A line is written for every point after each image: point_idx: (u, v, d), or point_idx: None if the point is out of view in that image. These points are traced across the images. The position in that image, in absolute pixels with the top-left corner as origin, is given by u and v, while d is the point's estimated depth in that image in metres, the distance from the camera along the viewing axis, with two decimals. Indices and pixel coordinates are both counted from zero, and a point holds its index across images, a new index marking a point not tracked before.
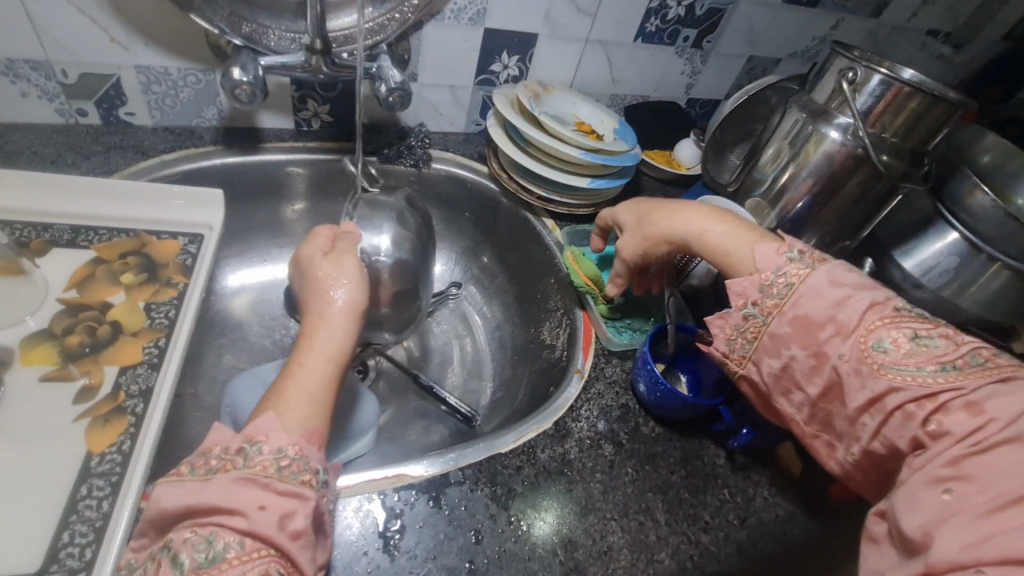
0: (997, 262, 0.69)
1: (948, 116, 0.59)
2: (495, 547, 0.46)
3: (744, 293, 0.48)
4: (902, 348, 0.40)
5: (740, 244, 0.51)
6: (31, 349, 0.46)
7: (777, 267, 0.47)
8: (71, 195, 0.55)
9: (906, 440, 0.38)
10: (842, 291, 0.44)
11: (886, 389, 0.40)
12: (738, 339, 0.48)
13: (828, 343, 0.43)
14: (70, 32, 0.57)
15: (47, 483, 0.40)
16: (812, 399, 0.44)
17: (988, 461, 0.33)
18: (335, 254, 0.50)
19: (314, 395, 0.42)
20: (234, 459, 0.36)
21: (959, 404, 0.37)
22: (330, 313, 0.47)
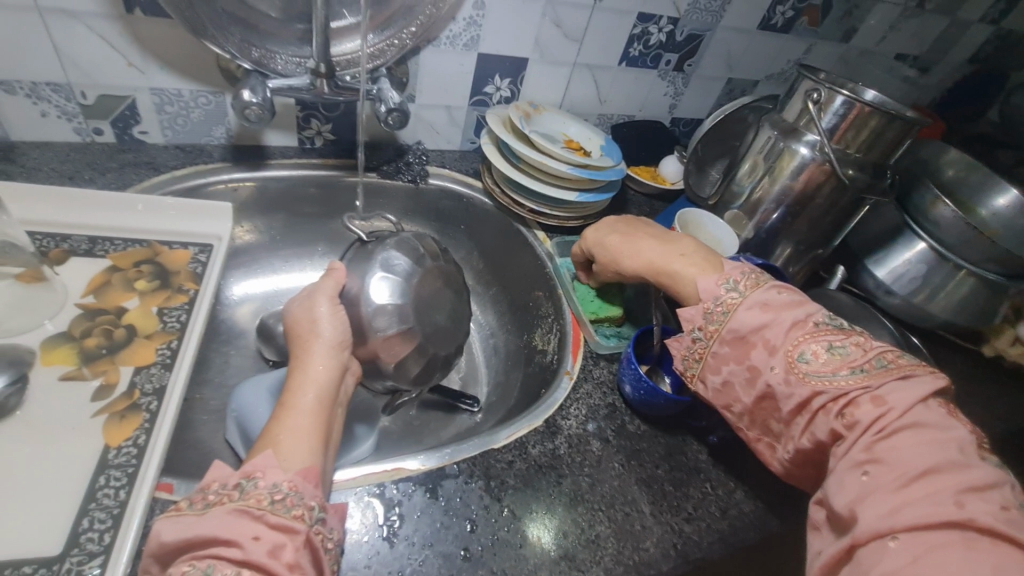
0: (962, 269, 0.74)
1: (905, 133, 0.64)
2: (489, 535, 0.48)
3: (691, 319, 0.52)
4: (821, 358, 0.44)
5: (685, 270, 0.55)
6: (51, 350, 0.49)
7: (713, 297, 0.51)
8: (89, 207, 0.58)
9: (829, 435, 0.43)
10: (764, 316, 0.48)
11: (810, 393, 0.44)
12: (686, 360, 0.53)
13: (760, 358, 0.47)
14: (91, 57, 0.61)
15: (66, 474, 0.43)
16: (750, 408, 0.48)
17: (893, 444, 0.38)
18: (310, 303, 0.54)
19: (304, 432, 0.44)
20: (231, 494, 0.38)
21: (868, 401, 0.41)
22: (310, 358, 0.50)
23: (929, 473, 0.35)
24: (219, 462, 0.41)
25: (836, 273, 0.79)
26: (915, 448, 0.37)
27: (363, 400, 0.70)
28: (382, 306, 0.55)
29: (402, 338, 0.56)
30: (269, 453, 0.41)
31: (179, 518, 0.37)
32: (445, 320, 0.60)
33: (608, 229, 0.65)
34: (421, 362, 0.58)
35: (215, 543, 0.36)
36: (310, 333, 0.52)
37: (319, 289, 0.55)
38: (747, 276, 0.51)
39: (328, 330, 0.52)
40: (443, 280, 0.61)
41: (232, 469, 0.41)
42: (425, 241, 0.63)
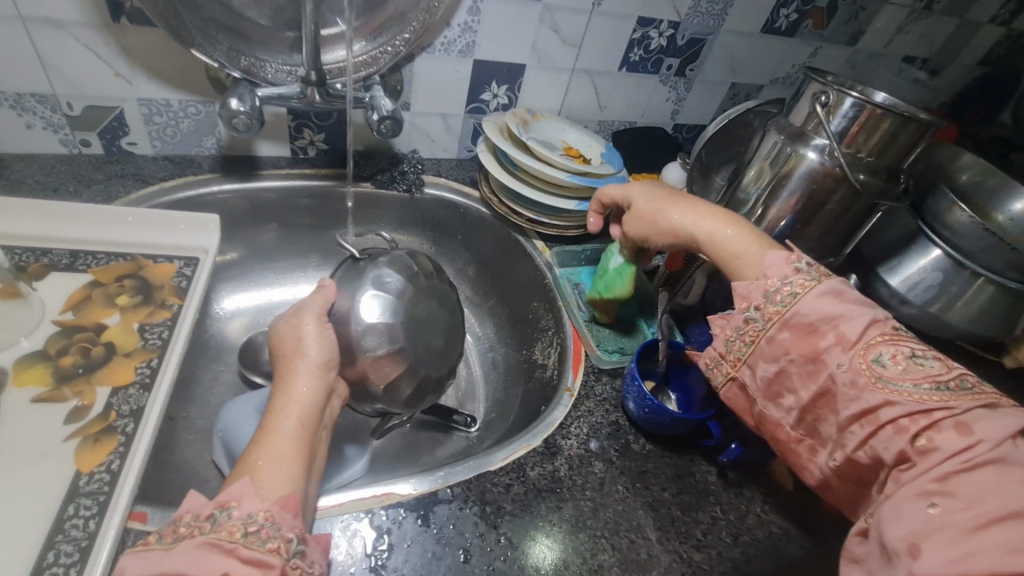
0: (980, 277, 0.71)
1: (919, 136, 0.62)
2: (484, 566, 0.45)
3: (749, 296, 0.48)
4: (899, 365, 0.40)
5: (745, 250, 0.51)
6: (25, 370, 0.47)
7: (783, 276, 0.47)
8: (71, 220, 0.57)
9: (892, 451, 0.38)
10: (841, 307, 0.43)
11: (882, 401, 0.39)
12: (736, 341, 0.48)
13: (828, 352, 0.43)
14: (75, 67, 0.60)
15: (33, 503, 0.40)
16: (802, 404, 0.44)
17: (974, 479, 0.34)
18: (296, 320, 0.52)
19: (285, 458, 0.42)
20: (203, 525, 0.36)
21: (949, 424, 0.37)
22: (293, 378, 0.48)
23: (1015, 517, 0.31)
24: (192, 491, 0.39)
25: (847, 281, 0.75)
26: (1002, 486, 0.33)
27: (356, 419, 0.67)
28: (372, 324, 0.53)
29: (393, 355, 0.54)
30: (246, 480, 0.39)
31: (146, 553, 0.35)
32: (439, 337, 0.57)
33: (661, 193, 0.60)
34: (413, 382, 0.55)
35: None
36: (298, 350, 0.49)
37: (304, 305, 0.53)
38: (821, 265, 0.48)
39: (314, 349, 0.50)
40: (435, 298, 0.58)
41: (206, 499, 0.38)
42: (419, 259, 0.61)
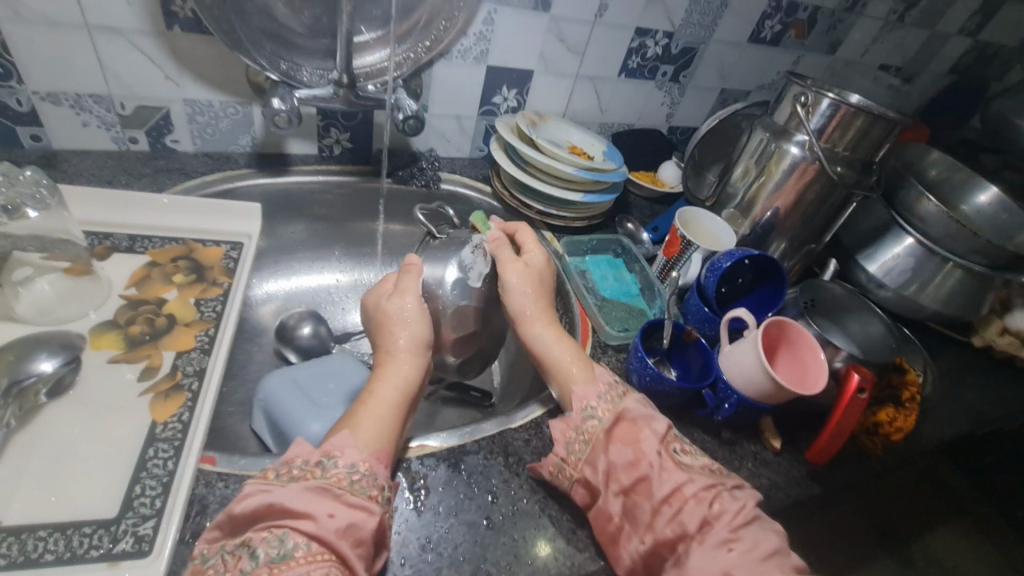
0: (948, 262, 0.78)
1: (888, 132, 0.69)
2: (510, 506, 0.51)
3: (586, 397, 0.54)
4: (689, 457, 0.51)
5: (572, 369, 0.57)
6: (100, 336, 0.53)
7: (607, 385, 0.55)
8: (130, 208, 0.63)
9: (694, 519, 0.45)
10: (650, 411, 0.53)
11: (686, 479, 0.47)
12: (575, 443, 0.52)
13: (646, 441, 0.50)
14: (131, 69, 0.66)
15: (118, 446, 0.46)
16: (625, 491, 0.48)
17: (750, 529, 0.45)
18: (400, 297, 0.58)
19: (382, 419, 0.48)
20: (314, 470, 0.42)
21: (726, 493, 0.48)
22: (397, 352, 0.55)
23: (773, 555, 0.43)
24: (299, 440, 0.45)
25: (828, 266, 0.83)
26: (765, 535, 0.45)
27: None
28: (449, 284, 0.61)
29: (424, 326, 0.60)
30: (347, 434, 0.45)
31: (266, 486, 0.41)
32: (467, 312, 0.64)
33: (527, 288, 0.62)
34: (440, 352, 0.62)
35: (296, 513, 0.39)
36: (397, 328, 0.56)
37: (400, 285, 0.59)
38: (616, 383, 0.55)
39: (418, 327, 0.56)
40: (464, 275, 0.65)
41: (311, 448, 0.44)
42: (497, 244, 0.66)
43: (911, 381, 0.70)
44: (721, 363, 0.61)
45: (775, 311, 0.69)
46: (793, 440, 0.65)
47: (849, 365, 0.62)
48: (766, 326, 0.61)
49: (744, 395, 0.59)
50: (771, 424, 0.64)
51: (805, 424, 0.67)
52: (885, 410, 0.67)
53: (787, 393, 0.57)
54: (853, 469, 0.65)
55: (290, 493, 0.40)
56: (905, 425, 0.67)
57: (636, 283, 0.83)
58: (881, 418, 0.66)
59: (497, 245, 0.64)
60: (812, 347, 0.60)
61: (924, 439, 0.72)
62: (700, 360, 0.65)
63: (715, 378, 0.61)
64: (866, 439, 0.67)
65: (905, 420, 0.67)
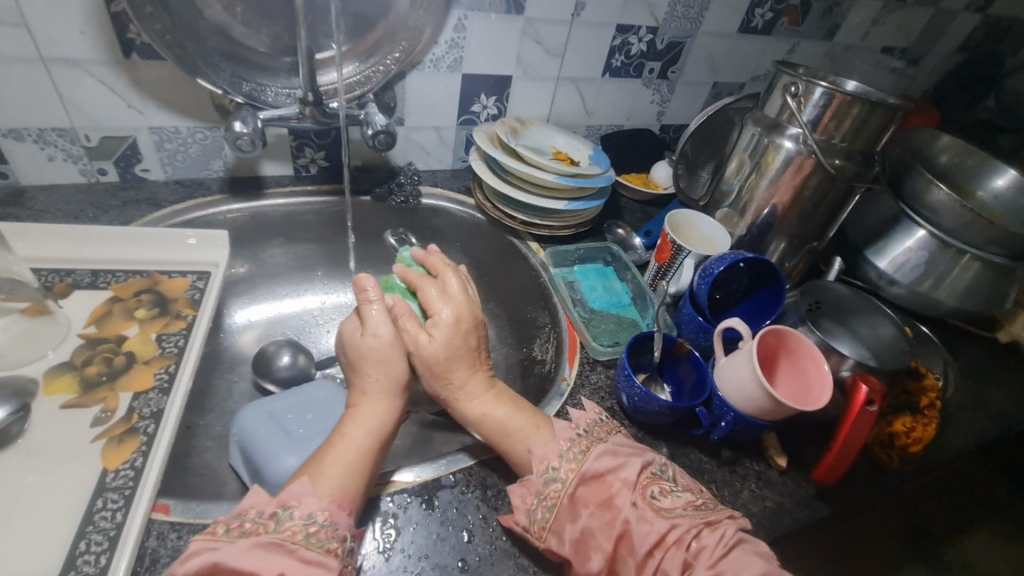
0: (966, 254, 0.73)
1: (889, 119, 0.64)
2: (486, 545, 0.48)
3: (545, 457, 0.49)
4: (668, 497, 0.47)
5: (520, 433, 0.52)
6: (54, 380, 0.51)
7: (569, 439, 0.51)
8: (95, 243, 0.62)
9: (677, 568, 0.42)
10: (618, 459, 0.49)
11: (668, 527, 0.44)
12: (538, 509, 0.47)
13: (617, 494, 0.46)
14: (91, 100, 0.65)
15: (66, 498, 0.43)
16: (608, 558, 0.44)
17: (733, 560, 0.42)
18: (375, 326, 0.54)
19: (349, 465, 0.45)
20: (267, 523, 0.39)
21: (706, 529, 0.44)
22: (372, 392, 0.51)
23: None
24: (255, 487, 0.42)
25: (834, 265, 0.78)
26: (747, 559, 0.42)
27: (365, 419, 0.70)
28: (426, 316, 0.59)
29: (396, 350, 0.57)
30: (306, 480, 0.42)
31: (214, 543, 0.38)
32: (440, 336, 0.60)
33: (444, 339, 0.54)
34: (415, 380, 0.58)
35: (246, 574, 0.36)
36: (376, 367, 0.52)
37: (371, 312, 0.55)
38: (604, 422, 0.54)
39: (399, 365, 0.53)
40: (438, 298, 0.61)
41: (268, 497, 0.41)
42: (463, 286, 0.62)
43: (929, 386, 0.66)
44: (716, 378, 0.57)
45: (774, 318, 0.65)
46: (797, 457, 0.60)
47: (856, 375, 0.57)
48: (762, 335, 0.57)
49: (740, 412, 0.55)
50: (775, 440, 0.60)
51: (811, 438, 0.62)
52: (902, 419, 0.62)
53: (786, 409, 0.52)
54: (870, 487, 0.60)
55: (237, 550, 0.37)
56: (924, 435, 0.62)
57: (627, 292, 0.79)
58: (897, 429, 0.61)
59: (413, 276, 0.59)
60: (813, 355, 0.55)
61: (948, 449, 0.66)
62: (693, 374, 0.61)
63: (709, 394, 0.57)
64: (880, 451, 0.61)
65: (924, 430, 0.62)
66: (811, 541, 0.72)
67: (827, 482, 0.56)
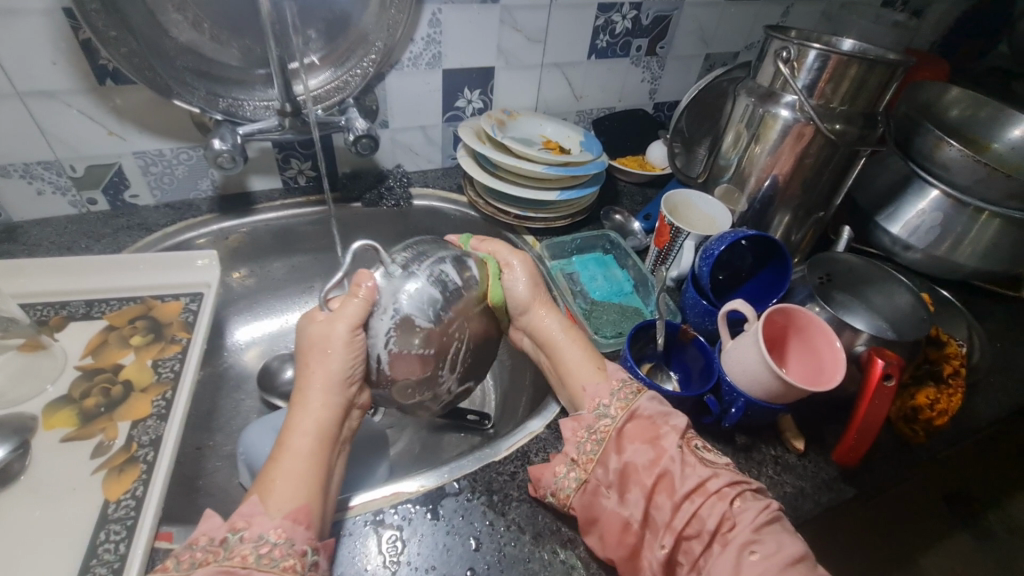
0: (983, 212, 0.69)
1: (890, 77, 0.60)
2: (495, 552, 0.46)
3: (597, 395, 0.50)
4: (711, 454, 0.46)
5: (581, 370, 0.54)
6: (53, 414, 0.51)
7: (621, 383, 0.51)
8: (89, 274, 0.62)
9: (716, 517, 0.41)
10: (668, 406, 0.49)
11: (711, 475, 0.43)
12: (587, 443, 0.48)
13: (666, 436, 0.46)
14: (72, 132, 0.64)
15: (69, 532, 0.43)
16: (647, 492, 0.43)
17: (772, 529, 0.40)
18: (328, 320, 0.50)
19: (297, 474, 0.43)
20: (218, 550, 0.38)
21: (748, 494, 0.43)
22: (309, 392, 0.48)
23: (801, 559, 0.38)
24: (207, 514, 0.41)
25: (842, 233, 0.74)
26: (790, 539, 0.40)
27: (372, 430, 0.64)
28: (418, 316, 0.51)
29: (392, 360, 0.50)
30: (256, 500, 0.41)
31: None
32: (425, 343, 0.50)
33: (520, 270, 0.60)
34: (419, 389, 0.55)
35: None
36: (317, 363, 0.49)
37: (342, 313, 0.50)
38: (630, 384, 0.51)
39: (336, 363, 0.49)
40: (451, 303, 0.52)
41: (220, 521, 0.40)
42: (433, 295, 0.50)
43: (952, 354, 0.62)
44: (724, 363, 0.54)
45: (781, 296, 0.62)
46: (816, 439, 0.58)
47: (871, 349, 0.54)
48: (769, 314, 0.54)
49: (752, 397, 0.52)
50: (791, 422, 0.57)
51: (829, 417, 0.60)
52: (925, 391, 0.59)
53: (798, 391, 0.49)
54: (896, 465, 0.57)
55: None
56: (950, 406, 0.58)
57: (628, 279, 0.77)
58: (920, 402, 0.58)
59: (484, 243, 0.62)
60: (823, 331, 0.53)
61: (978, 417, 0.63)
62: (700, 359, 0.59)
63: (717, 379, 0.55)
64: (903, 426, 0.59)
65: (949, 400, 0.59)
66: (836, 521, 0.69)
67: (847, 462, 0.53)
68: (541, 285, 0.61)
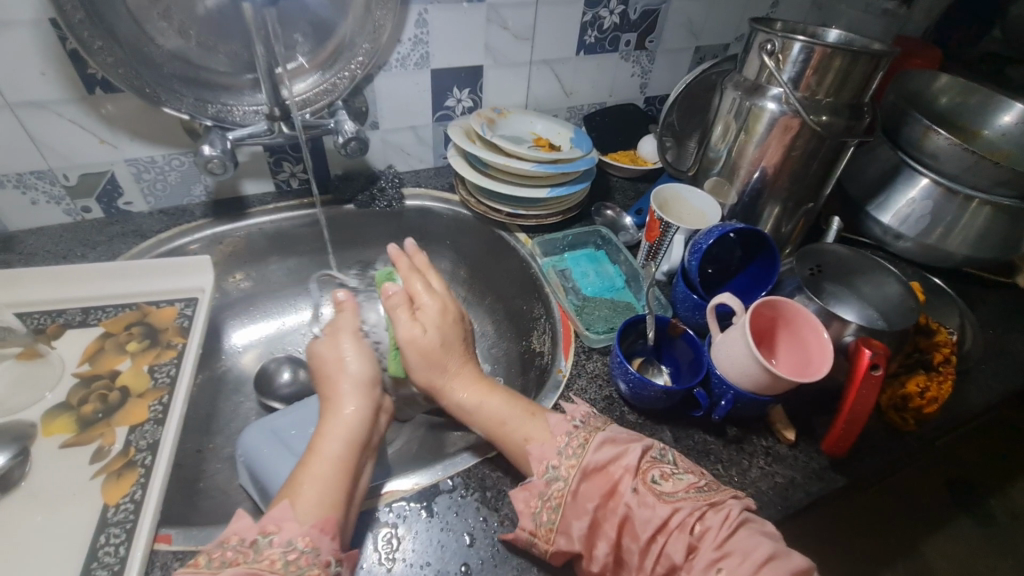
0: (973, 200, 0.69)
1: (875, 67, 0.60)
2: (488, 548, 0.47)
3: (543, 455, 0.47)
4: (669, 480, 0.45)
5: (511, 421, 0.51)
6: (53, 421, 0.52)
7: (567, 433, 0.49)
8: (84, 282, 0.63)
9: (680, 550, 0.41)
10: (617, 447, 0.47)
11: (670, 511, 0.43)
12: (542, 513, 0.45)
13: (620, 480, 0.45)
14: (64, 141, 0.65)
15: (69, 536, 0.44)
16: (613, 544, 0.43)
17: (738, 539, 0.41)
18: (335, 338, 0.55)
19: (326, 479, 0.44)
20: (247, 552, 0.39)
21: (711, 510, 0.43)
22: (340, 400, 0.50)
23: (772, 559, 0.39)
24: (239, 513, 0.42)
25: (832, 223, 0.74)
26: (756, 540, 0.40)
27: None
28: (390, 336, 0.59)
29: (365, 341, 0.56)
30: (287, 504, 0.42)
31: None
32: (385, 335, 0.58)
33: (443, 329, 0.55)
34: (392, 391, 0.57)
35: None
36: (343, 378, 0.52)
37: (341, 326, 0.56)
38: (575, 435, 0.48)
39: (356, 367, 0.53)
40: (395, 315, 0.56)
41: (251, 521, 0.41)
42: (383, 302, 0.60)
43: (942, 342, 0.62)
44: (713, 356, 0.55)
45: (770, 288, 0.62)
46: (807, 429, 0.58)
47: (859, 339, 0.54)
48: (757, 307, 0.54)
49: (741, 389, 0.53)
50: (781, 413, 0.58)
51: (820, 407, 0.61)
52: (916, 378, 0.59)
53: (786, 383, 0.50)
54: (887, 453, 0.57)
55: None
56: (940, 394, 0.59)
57: (619, 274, 0.78)
58: (910, 390, 0.58)
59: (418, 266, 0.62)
60: (810, 323, 0.53)
61: (971, 404, 0.63)
62: (689, 352, 0.59)
63: (707, 373, 0.55)
64: (895, 415, 0.59)
65: (940, 388, 0.59)
66: (832, 509, 0.70)
67: (837, 451, 0.53)
68: (462, 343, 0.56)
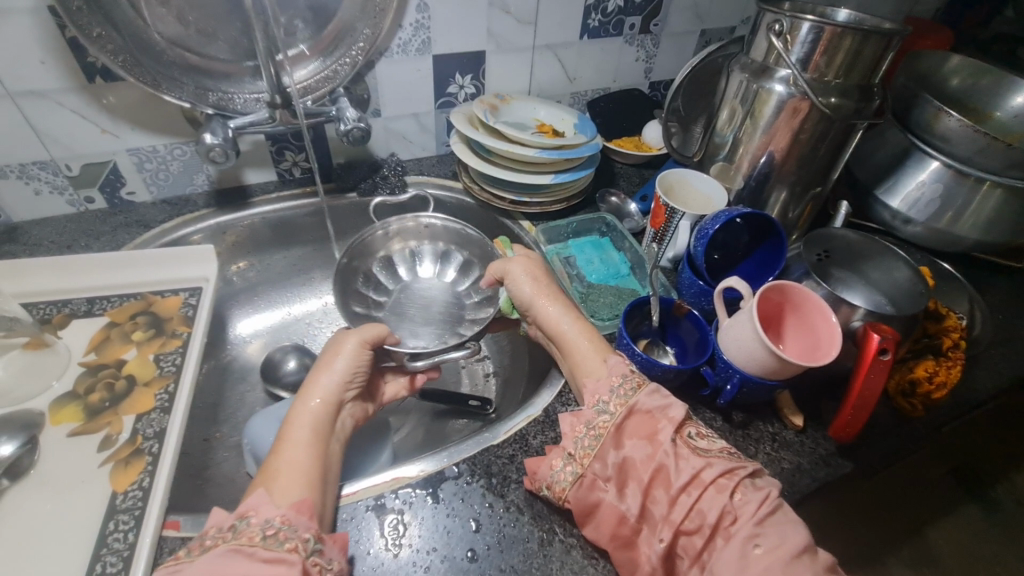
0: (985, 182, 0.67)
1: (885, 47, 0.59)
2: (494, 534, 0.47)
3: (597, 392, 0.49)
4: (705, 442, 0.46)
5: (585, 355, 0.55)
6: (60, 410, 0.52)
7: (622, 376, 0.50)
8: (90, 271, 0.63)
9: (716, 510, 0.41)
10: (667, 398, 0.48)
11: (704, 465, 0.43)
12: (585, 438, 0.47)
13: (661, 431, 0.45)
14: (65, 131, 0.65)
15: (80, 522, 0.45)
16: (643, 489, 0.43)
17: (775, 518, 0.40)
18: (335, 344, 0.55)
19: (300, 468, 0.44)
20: (226, 535, 0.38)
21: (747, 481, 0.42)
22: (305, 405, 0.49)
23: (805, 551, 0.38)
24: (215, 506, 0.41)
25: (840, 208, 0.73)
26: (794, 529, 0.40)
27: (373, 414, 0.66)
28: (473, 260, 0.79)
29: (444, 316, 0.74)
30: (262, 492, 0.41)
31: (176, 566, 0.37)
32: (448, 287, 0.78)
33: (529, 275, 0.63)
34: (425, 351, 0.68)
35: None
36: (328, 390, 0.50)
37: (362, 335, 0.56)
38: (627, 378, 0.50)
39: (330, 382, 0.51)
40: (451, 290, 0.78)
41: (228, 512, 0.40)
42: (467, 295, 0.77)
43: (952, 327, 0.62)
44: (719, 339, 0.55)
45: (777, 274, 0.62)
46: (814, 415, 0.58)
47: (867, 324, 0.53)
48: (764, 292, 0.54)
49: (747, 373, 0.52)
50: (789, 399, 0.57)
51: (828, 393, 0.60)
52: (924, 363, 0.59)
53: (794, 366, 0.49)
54: (894, 439, 0.57)
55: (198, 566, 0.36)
56: (949, 379, 0.58)
57: (625, 261, 0.78)
58: (919, 374, 0.58)
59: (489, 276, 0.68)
60: (819, 307, 0.53)
61: (979, 390, 0.62)
62: (695, 334, 0.59)
63: (713, 355, 0.55)
64: (903, 401, 0.59)
65: (949, 372, 0.58)
66: (836, 496, 0.70)
67: (843, 437, 0.52)
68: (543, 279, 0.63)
